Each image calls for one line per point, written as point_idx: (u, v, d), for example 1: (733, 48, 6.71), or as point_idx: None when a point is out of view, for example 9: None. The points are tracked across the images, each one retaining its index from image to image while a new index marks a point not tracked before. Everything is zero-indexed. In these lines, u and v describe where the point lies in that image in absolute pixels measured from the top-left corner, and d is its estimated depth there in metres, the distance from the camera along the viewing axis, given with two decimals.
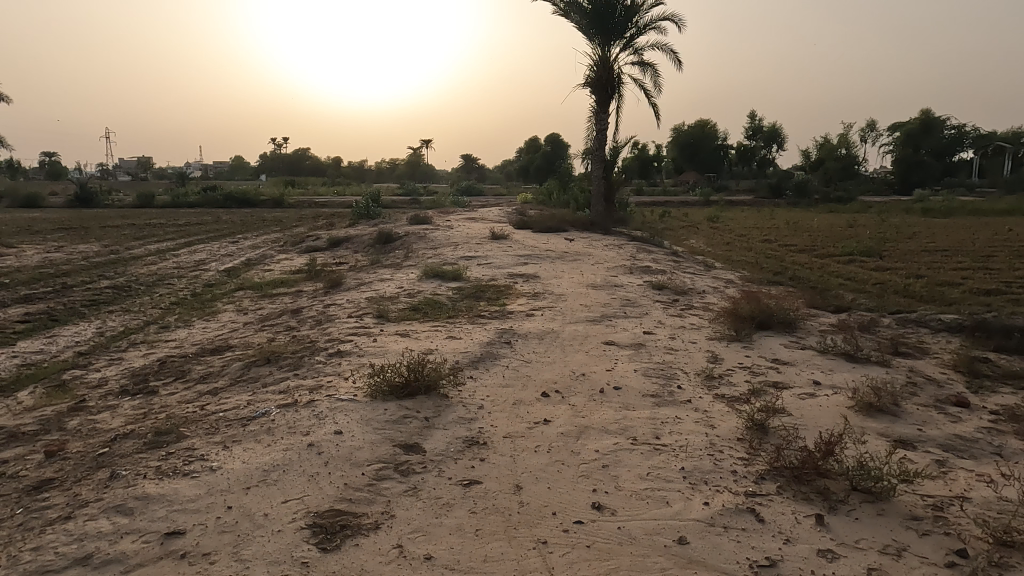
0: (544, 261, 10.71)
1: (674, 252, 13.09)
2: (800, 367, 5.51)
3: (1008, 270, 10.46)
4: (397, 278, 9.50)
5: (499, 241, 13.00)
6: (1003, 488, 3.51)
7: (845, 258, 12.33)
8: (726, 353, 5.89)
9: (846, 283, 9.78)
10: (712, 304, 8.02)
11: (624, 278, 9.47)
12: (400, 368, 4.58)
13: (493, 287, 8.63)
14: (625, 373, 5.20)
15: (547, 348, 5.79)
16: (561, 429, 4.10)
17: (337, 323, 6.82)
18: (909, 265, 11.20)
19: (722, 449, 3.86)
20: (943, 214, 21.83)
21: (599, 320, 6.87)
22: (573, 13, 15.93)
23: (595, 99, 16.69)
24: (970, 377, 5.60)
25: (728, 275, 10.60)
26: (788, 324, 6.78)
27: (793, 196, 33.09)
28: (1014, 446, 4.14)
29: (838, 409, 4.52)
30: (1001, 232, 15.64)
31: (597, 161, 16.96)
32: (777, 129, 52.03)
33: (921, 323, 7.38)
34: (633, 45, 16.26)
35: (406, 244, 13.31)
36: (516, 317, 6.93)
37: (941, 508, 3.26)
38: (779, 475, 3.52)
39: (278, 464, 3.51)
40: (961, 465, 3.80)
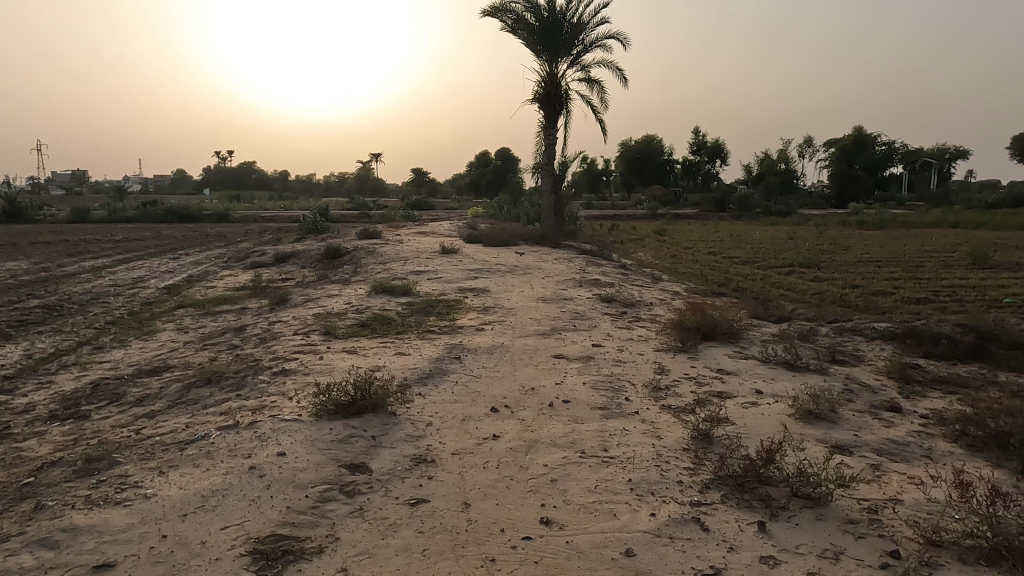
0: (494, 275, 10.74)
1: (622, 265, 13.29)
2: (743, 377, 5.65)
3: (936, 279, 10.99)
4: (346, 293, 9.34)
5: (449, 256, 12.90)
6: (932, 488, 3.66)
7: (785, 269, 12.78)
8: (673, 364, 6.01)
9: (787, 293, 10.11)
10: (659, 316, 8.18)
11: (574, 290, 9.58)
12: (346, 386, 4.50)
13: (443, 302, 8.60)
14: (574, 386, 5.23)
15: (496, 362, 5.79)
16: (509, 443, 4.09)
17: (281, 340, 6.67)
18: (845, 275, 11.69)
19: (669, 458, 3.92)
20: (876, 226, 22.88)
21: (548, 333, 6.91)
22: (520, 30, 16.10)
23: (543, 114, 16.86)
24: (901, 383, 5.85)
25: (674, 287, 10.85)
26: (731, 334, 6.96)
27: (736, 209, 34.01)
28: (943, 448, 4.33)
29: (778, 417, 4.65)
30: (929, 243, 16.42)
31: (546, 176, 17.14)
32: (720, 144, 53.37)
33: (857, 332, 7.66)
34: (580, 62, 16.52)
35: (354, 258, 13.14)
36: (466, 331, 6.91)
37: (876, 511, 3.37)
38: (722, 484, 3.59)
39: (217, 488, 3.39)
40: (894, 468, 3.96)
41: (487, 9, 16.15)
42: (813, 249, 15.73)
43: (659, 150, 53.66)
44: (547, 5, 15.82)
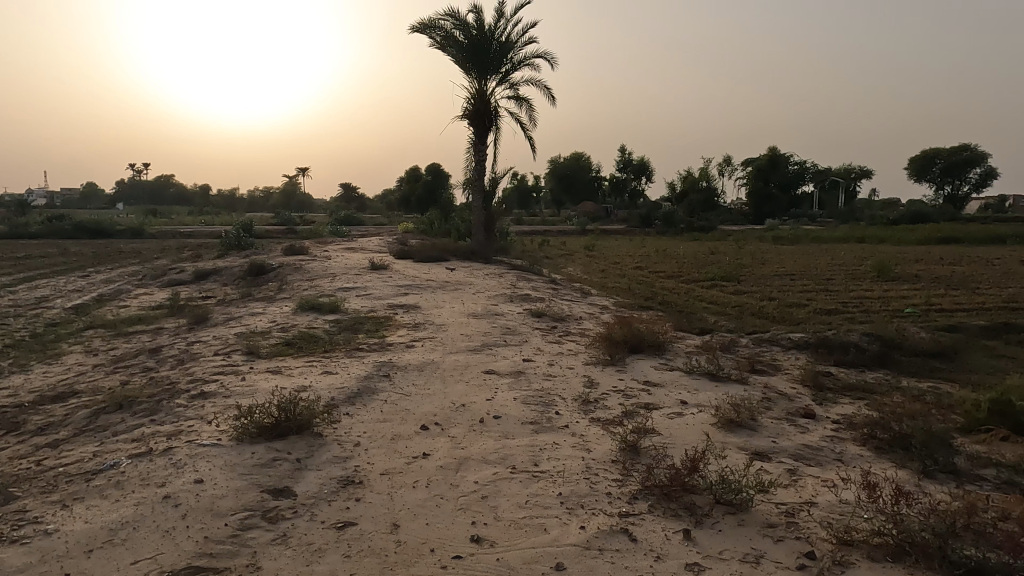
0: (425, 291, 10.66)
1: (552, 280, 13.45)
2: (668, 388, 5.80)
3: (845, 291, 11.65)
4: (271, 312, 9.05)
5: (378, 272, 12.72)
6: (843, 490, 3.85)
7: (707, 283, 13.25)
8: (601, 377, 6.11)
9: (709, 306, 10.49)
10: (588, 330, 8.32)
11: (505, 306, 9.62)
12: (270, 408, 4.35)
13: (372, 319, 8.46)
14: (505, 402, 5.23)
15: (426, 379, 5.73)
16: (439, 462, 4.04)
17: (201, 361, 6.39)
18: (763, 288, 12.23)
19: (598, 471, 3.98)
20: (791, 241, 24.10)
21: (479, 349, 6.90)
22: (449, 47, 16.18)
23: (473, 131, 16.94)
24: (815, 390, 6.15)
25: (602, 301, 11.07)
26: (657, 347, 7.14)
27: (662, 225, 35.09)
28: (852, 451, 4.58)
29: (702, 427, 4.80)
30: (838, 258, 17.41)
31: (477, 192, 17.21)
32: (645, 162, 55.08)
33: (774, 342, 8.01)
34: (509, 80, 16.73)
35: (279, 275, 12.76)
36: (396, 349, 6.82)
37: (793, 514, 3.52)
38: (649, 494, 3.67)
39: (127, 520, 3.20)
40: (809, 472, 4.15)
41: (416, 26, 16.16)
42: (733, 263, 16.39)
43: (587, 167, 54.85)
44: (476, 24, 15.99)
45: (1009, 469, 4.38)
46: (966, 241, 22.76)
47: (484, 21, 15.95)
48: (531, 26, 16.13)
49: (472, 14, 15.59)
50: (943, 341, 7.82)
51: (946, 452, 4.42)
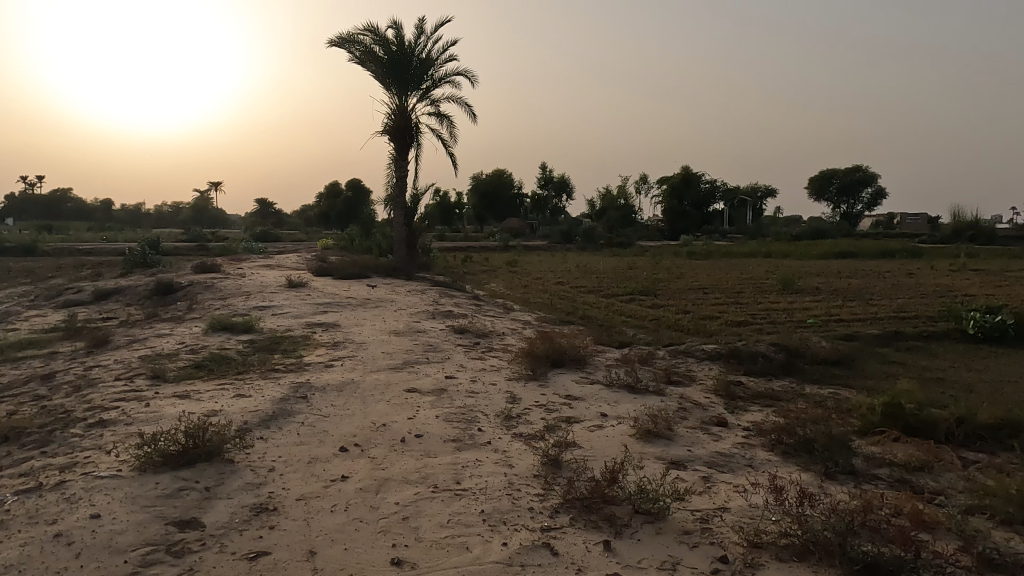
0: (345, 309, 10.43)
1: (475, 296, 13.48)
2: (589, 402, 5.90)
3: (753, 303, 12.26)
4: (179, 333, 8.60)
5: (296, 291, 12.35)
6: (754, 494, 4.03)
7: (626, 297, 13.63)
8: (524, 392, 6.15)
9: (628, 320, 10.77)
10: (510, 346, 8.37)
11: (427, 323, 9.54)
12: (176, 434, 4.12)
13: (288, 338, 8.19)
14: (427, 420, 5.17)
15: (346, 400, 5.59)
16: (359, 484, 3.94)
17: (99, 387, 5.98)
18: (678, 302, 12.69)
19: (520, 486, 3.99)
20: (703, 256, 25.18)
21: (400, 367, 6.80)
22: (368, 62, 16.04)
23: (394, 147, 16.81)
24: (727, 399, 6.42)
25: (525, 316, 11.17)
26: (578, 361, 7.26)
27: (582, 241, 35.84)
28: (762, 457, 4.79)
29: (621, 438, 4.91)
30: (747, 272, 18.30)
31: (398, 208, 17.06)
32: (566, 180, 56.23)
33: (689, 354, 8.31)
34: (430, 97, 16.73)
35: (188, 295, 12.16)
36: (313, 369, 6.62)
37: (707, 520, 3.65)
38: (571, 507, 3.70)
39: (12, 563, 2.94)
40: (722, 479, 4.31)
41: (335, 39, 15.92)
42: (650, 278, 16.94)
43: (509, 184, 55.45)
44: (396, 40, 15.95)
45: (901, 468, 4.70)
46: (861, 255, 24.47)
47: (404, 38, 15.93)
48: (451, 44, 16.24)
49: (392, 30, 15.55)
50: (842, 350, 8.34)
51: (845, 454, 4.70)
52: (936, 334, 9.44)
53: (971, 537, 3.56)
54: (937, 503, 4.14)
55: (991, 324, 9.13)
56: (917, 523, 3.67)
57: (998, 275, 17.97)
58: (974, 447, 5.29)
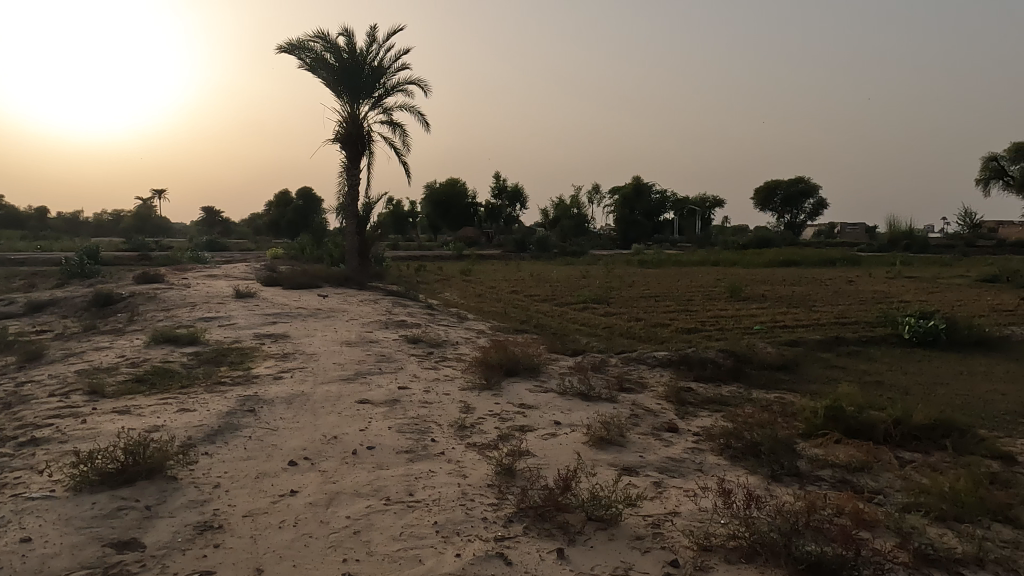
0: (295, 319, 10.22)
1: (428, 305, 13.40)
2: (543, 410, 5.92)
3: (702, 311, 12.54)
4: (119, 345, 8.27)
5: (244, 301, 12.05)
6: (703, 498, 4.10)
7: (579, 305, 13.77)
8: (477, 401, 6.13)
9: (581, 328, 10.87)
10: (464, 355, 8.34)
11: (380, 333, 9.43)
12: (115, 452, 3.96)
13: (236, 350, 7.97)
14: (380, 431, 5.10)
15: (295, 412, 5.47)
16: (308, 498, 3.85)
17: (32, 404, 5.69)
18: (630, 310, 12.88)
19: (474, 497, 3.97)
20: (655, 265, 25.67)
21: (352, 378, 6.69)
22: (319, 69, 15.84)
23: (345, 155, 16.60)
24: (678, 405, 6.54)
25: (479, 325, 11.16)
26: (532, 369, 7.27)
27: (535, 250, 36.06)
28: (711, 462, 4.89)
29: (574, 446, 4.94)
30: (696, 280, 18.72)
31: (350, 217, 16.84)
32: (519, 189, 56.53)
33: (640, 361, 8.44)
34: (382, 105, 16.60)
35: (129, 306, 11.72)
36: (262, 381, 6.45)
37: (658, 525, 3.69)
38: (524, 516, 3.70)
39: None
40: (672, 483, 4.38)
41: (284, 46, 15.67)
42: (603, 286, 17.16)
43: (462, 193, 55.42)
44: (347, 47, 15.80)
45: (842, 469, 4.86)
46: (804, 263, 25.34)
47: (356, 45, 15.80)
48: (403, 52, 16.18)
49: (343, 37, 15.40)
50: (786, 355, 8.61)
51: (790, 456, 4.84)
52: (874, 339, 9.83)
53: (907, 533, 3.70)
54: (875, 502, 4.30)
55: (924, 329, 9.57)
56: (858, 522, 3.80)
57: (932, 282, 18.85)
58: (910, 447, 5.52)
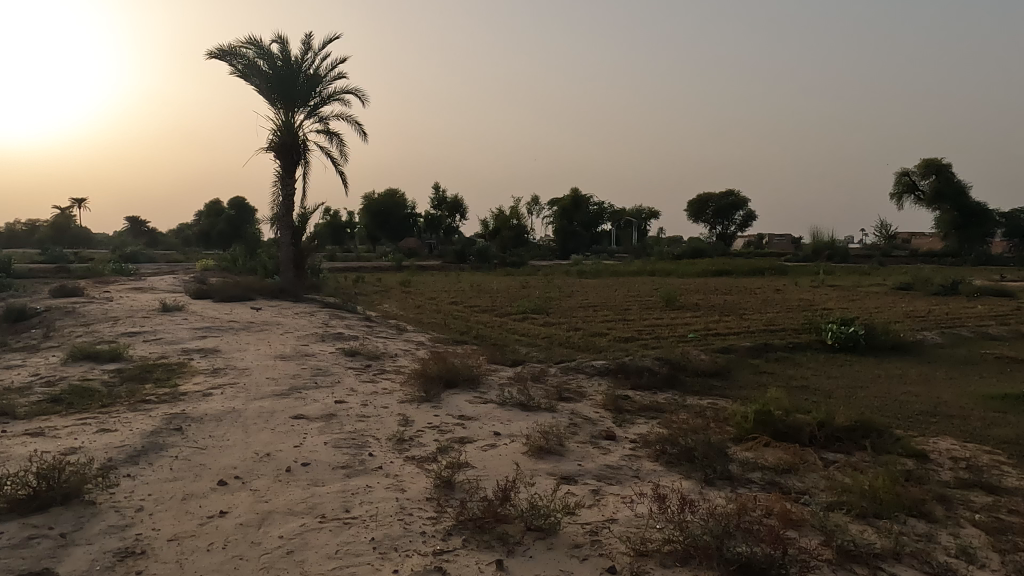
0: (226, 333, 9.89)
1: (367, 317, 13.20)
2: (482, 421, 5.91)
3: (639, 320, 12.82)
4: (33, 363, 7.79)
5: (171, 315, 11.57)
6: (640, 504, 4.18)
7: (519, 315, 13.84)
8: (417, 414, 6.07)
9: (521, 338, 10.92)
10: (403, 367, 8.25)
11: (315, 346, 9.22)
12: (26, 477, 3.72)
13: (162, 366, 7.63)
14: (315, 447, 4.97)
15: (226, 430, 5.28)
16: (239, 519, 3.72)
17: None
18: (568, 320, 13.04)
19: (412, 511, 3.91)
20: (593, 275, 26.10)
21: (286, 393, 6.51)
22: (252, 76, 15.46)
23: (280, 164, 16.21)
24: (615, 413, 6.64)
25: (418, 337, 11.06)
26: (472, 380, 7.25)
27: (475, 260, 36.09)
28: (648, 468, 4.99)
29: (513, 457, 4.95)
30: (633, 290, 19.12)
31: (285, 228, 16.41)
32: (459, 200, 56.49)
33: (579, 370, 8.54)
34: (318, 114, 16.32)
35: (44, 321, 11.05)
36: (190, 398, 6.19)
37: (596, 532, 3.74)
38: (463, 528, 3.68)
39: None
40: (610, 491, 4.44)
41: (214, 51, 15.20)
42: (542, 297, 17.31)
43: (401, 204, 54.94)
44: (281, 54, 15.49)
45: (771, 471, 5.04)
46: (735, 273, 26.28)
47: (290, 53, 15.50)
48: (340, 61, 15.99)
49: (277, 44, 15.09)
50: (719, 362, 8.89)
51: (723, 460, 4.99)
52: (801, 345, 10.28)
53: (830, 531, 3.87)
54: (802, 502, 4.48)
55: (846, 334, 10.05)
56: (785, 521, 3.95)
57: (853, 290, 19.86)
58: (833, 447, 5.78)
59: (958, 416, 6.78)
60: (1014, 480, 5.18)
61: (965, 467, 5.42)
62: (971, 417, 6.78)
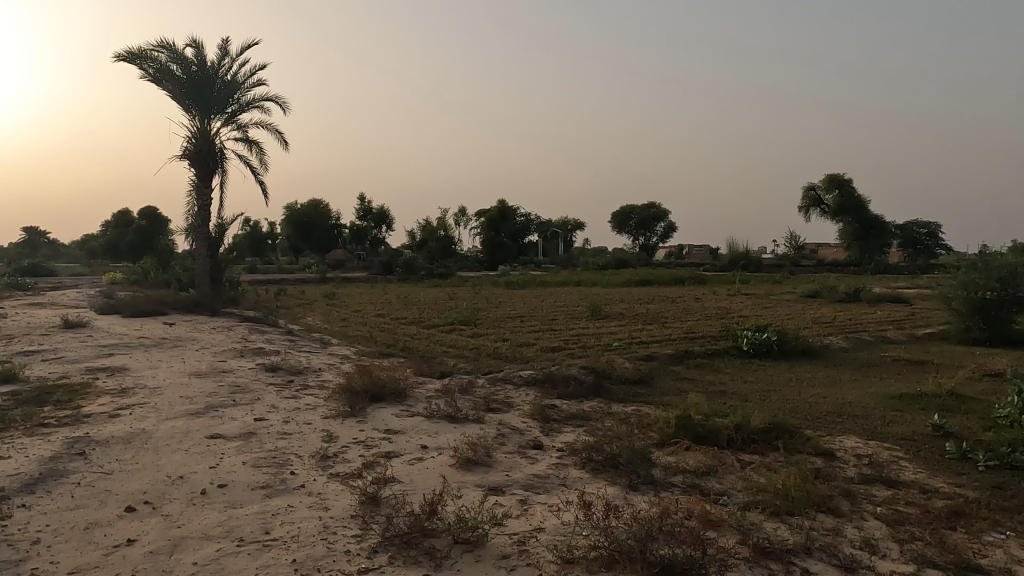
0: (136, 350, 9.35)
1: (289, 331, 12.80)
2: (409, 434, 5.84)
3: (565, 330, 13.00)
4: None
5: (74, 331, 10.85)
6: (566, 512, 4.23)
7: (446, 327, 13.76)
8: (341, 429, 5.93)
9: (448, 350, 10.86)
10: (327, 382, 8.03)
11: (234, 362, 8.86)
12: None
13: (63, 387, 7.13)
14: (233, 467, 4.77)
15: (135, 453, 4.98)
16: (149, 547, 3.52)
17: None
18: (496, 330, 13.07)
19: (336, 529, 3.81)
20: (520, 286, 26.31)
21: (202, 412, 6.21)
22: (163, 81, 14.78)
23: (195, 173, 15.53)
24: (543, 422, 6.70)
25: (343, 350, 10.82)
26: (398, 394, 7.14)
27: (402, 272, 35.71)
28: (574, 475, 5.06)
29: (440, 470, 4.91)
30: (560, 300, 19.40)
31: (200, 239, 15.69)
32: (384, 211, 55.74)
33: (507, 381, 8.57)
34: (236, 121, 15.77)
35: None
36: (95, 420, 5.82)
37: (524, 542, 3.75)
38: (389, 544, 3.61)
39: None
40: (537, 500, 4.47)
41: (122, 54, 14.46)
42: (470, 308, 17.30)
43: (325, 215, 53.63)
44: (196, 59, 14.90)
45: (692, 474, 5.21)
46: (657, 283, 27.11)
47: (206, 57, 14.94)
48: (258, 68, 15.53)
49: (191, 48, 14.52)
50: (642, 370, 9.13)
51: (646, 465, 5.12)
52: (719, 352, 10.70)
53: (747, 529, 4.04)
54: (720, 503, 4.65)
55: (760, 340, 10.54)
56: (705, 523, 4.09)
57: (766, 298, 20.88)
58: (749, 449, 6.04)
59: (861, 415, 7.23)
60: (910, 474, 5.56)
61: (868, 463, 5.77)
62: (872, 416, 7.24)
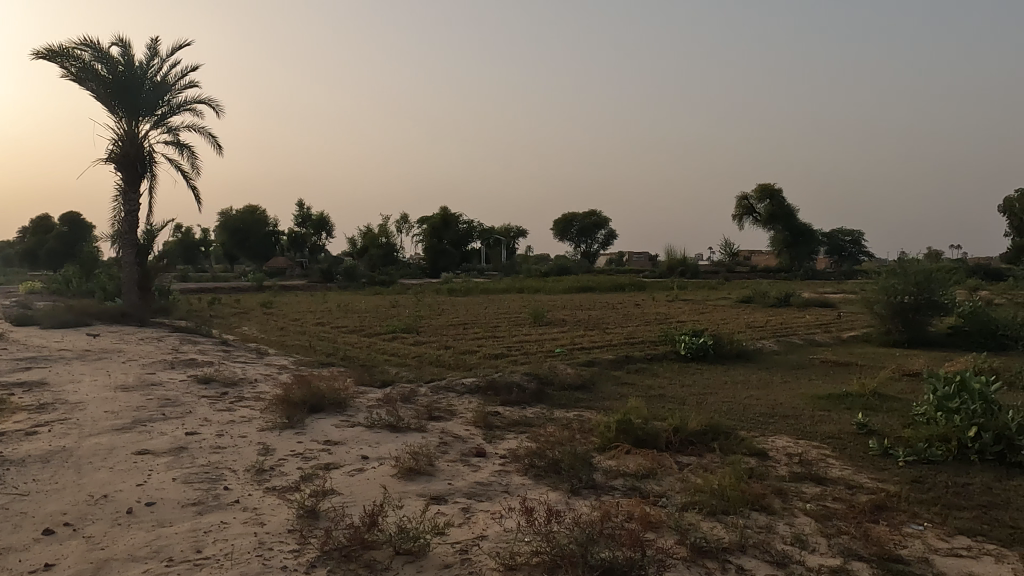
0: (56, 363, 8.85)
1: (223, 341, 12.38)
2: (350, 445, 5.73)
3: (508, 337, 13.04)
4: None
5: None
6: (509, 518, 4.23)
7: (387, 335, 13.59)
8: (278, 442, 5.76)
9: (390, 358, 10.72)
10: (264, 393, 7.80)
11: (163, 374, 8.50)
12: None
13: None
14: (162, 484, 4.57)
15: (54, 472, 4.71)
16: (69, 571, 3.33)
17: None
18: (438, 338, 12.99)
19: (272, 545, 3.70)
20: (463, 293, 26.25)
21: (128, 427, 5.93)
22: (87, 81, 14.11)
23: (121, 177, 14.86)
24: (485, 430, 6.69)
25: (281, 360, 10.54)
26: (338, 404, 7.00)
27: (342, 280, 35.10)
28: (517, 482, 5.07)
29: (381, 480, 4.83)
30: (502, 307, 19.45)
31: (127, 246, 14.98)
32: (324, 218, 54.67)
33: (449, 389, 8.51)
34: (167, 124, 15.19)
35: None
36: (9, 439, 5.47)
37: (466, 551, 3.73)
38: (328, 559, 3.53)
39: None
40: (480, 507, 4.46)
41: (41, 52, 13.74)
42: (412, 316, 17.14)
43: (261, 221, 52.13)
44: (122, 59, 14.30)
45: (632, 477, 5.30)
46: (597, 289, 27.54)
47: (133, 57, 14.35)
48: (190, 69, 15.02)
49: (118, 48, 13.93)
50: (584, 375, 9.23)
51: (587, 470, 5.18)
52: (657, 356, 10.94)
53: (685, 529, 4.14)
54: (659, 505, 4.74)
55: (697, 344, 10.83)
56: (645, 525, 4.17)
57: (702, 304, 21.50)
58: (687, 451, 6.19)
59: (792, 416, 7.52)
60: (837, 471, 5.81)
61: (798, 461, 6.00)
62: (801, 416, 7.54)
